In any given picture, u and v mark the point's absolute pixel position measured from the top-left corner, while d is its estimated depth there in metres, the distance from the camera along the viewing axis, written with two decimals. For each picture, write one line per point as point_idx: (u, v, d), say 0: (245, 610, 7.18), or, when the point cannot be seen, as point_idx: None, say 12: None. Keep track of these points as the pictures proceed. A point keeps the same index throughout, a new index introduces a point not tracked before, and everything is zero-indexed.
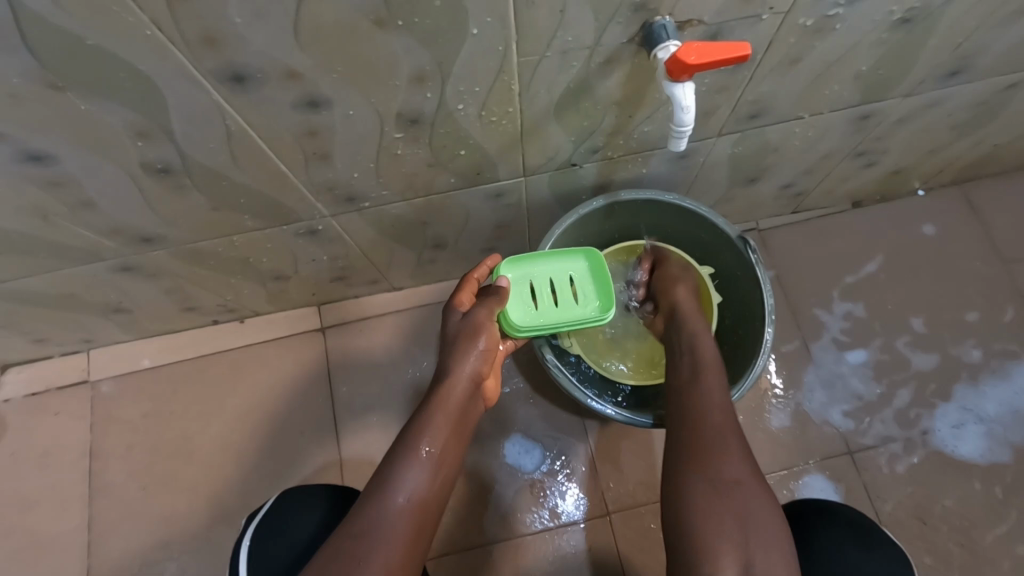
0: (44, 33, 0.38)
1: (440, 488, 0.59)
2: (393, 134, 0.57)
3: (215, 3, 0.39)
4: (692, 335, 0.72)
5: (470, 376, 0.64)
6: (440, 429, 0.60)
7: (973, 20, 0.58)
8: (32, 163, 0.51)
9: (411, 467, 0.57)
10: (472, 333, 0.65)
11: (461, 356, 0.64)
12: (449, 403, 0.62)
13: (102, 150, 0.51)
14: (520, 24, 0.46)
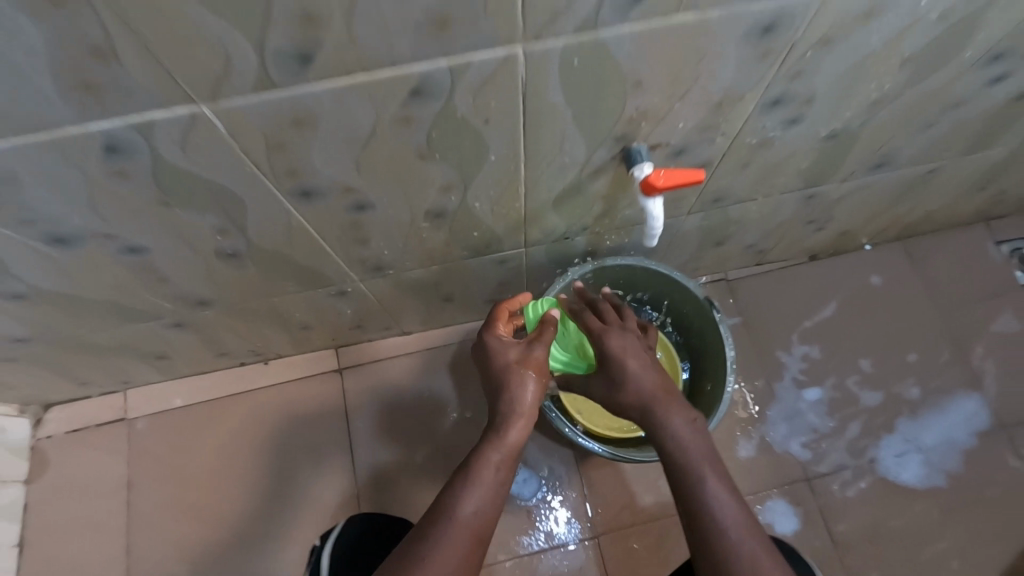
0: (172, 175, 0.50)
1: (498, 509, 0.64)
2: (420, 224, 0.69)
3: (301, 152, 0.51)
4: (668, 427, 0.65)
5: (530, 402, 0.67)
6: (500, 455, 0.65)
7: (888, 132, 0.73)
8: (130, 254, 0.62)
9: (471, 487, 0.63)
10: (529, 367, 0.68)
11: (518, 383, 0.67)
12: (514, 435, 0.66)
13: (188, 242, 0.63)
14: (528, 152, 0.59)
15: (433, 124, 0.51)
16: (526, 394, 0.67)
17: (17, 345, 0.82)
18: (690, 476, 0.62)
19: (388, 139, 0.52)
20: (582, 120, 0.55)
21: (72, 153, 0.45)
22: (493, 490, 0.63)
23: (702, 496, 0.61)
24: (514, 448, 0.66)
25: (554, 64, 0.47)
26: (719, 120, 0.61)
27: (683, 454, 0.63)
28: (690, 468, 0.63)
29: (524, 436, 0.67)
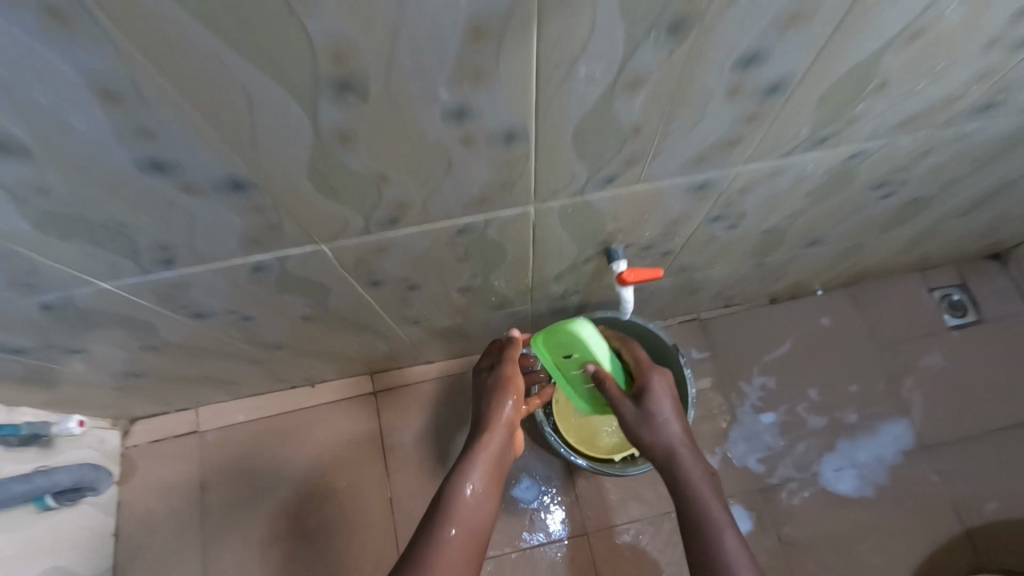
0: (289, 278, 0.72)
1: (490, 512, 0.82)
2: (453, 294, 0.92)
3: (378, 262, 0.73)
4: (686, 467, 0.83)
5: (508, 419, 0.92)
6: (486, 464, 0.86)
7: (812, 227, 0.94)
8: (242, 320, 0.84)
9: (466, 490, 0.81)
10: (504, 393, 0.94)
11: (498, 406, 0.92)
12: (493, 438, 0.89)
13: (284, 312, 0.85)
14: (536, 253, 0.81)
15: (469, 243, 0.74)
16: (504, 413, 0.92)
17: (132, 377, 1.04)
18: (701, 510, 0.79)
19: (437, 253, 0.74)
20: (574, 235, 0.77)
21: (231, 272, 0.67)
22: (480, 493, 0.82)
23: (711, 528, 0.77)
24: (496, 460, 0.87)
25: (553, 212, 0.69)
26: (677, 228, 0.82)
27: (697, 487, 0.81)
28: (696, 503, 0.80)
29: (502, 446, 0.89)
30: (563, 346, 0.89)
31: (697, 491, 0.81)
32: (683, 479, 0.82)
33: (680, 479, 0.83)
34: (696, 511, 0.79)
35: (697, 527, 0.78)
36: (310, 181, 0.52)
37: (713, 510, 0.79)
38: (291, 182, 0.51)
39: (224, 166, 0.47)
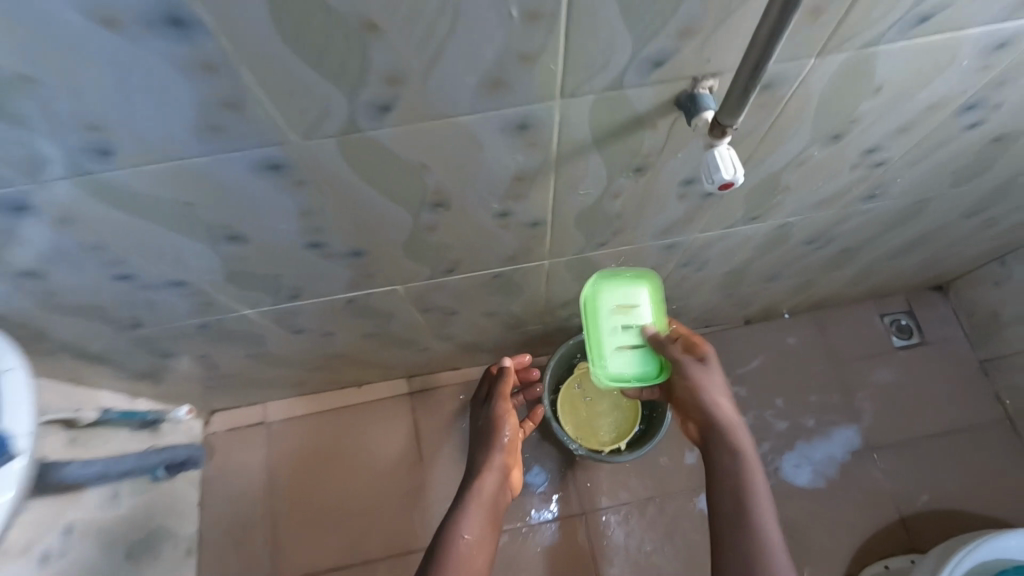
0: (367, 305, 0.98)
1: (487, 541, 1.00)
2: (482, 317, 1.17)
3: (431, 295, 0.99)
4: (731, 428, 0.87)
5: (499, 464, 1.12)
6: (482, 501, 1.04)
7: (765, 269, 1.19)
8: (322, 335, 1.10)
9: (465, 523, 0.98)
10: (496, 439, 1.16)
11: (490, 451, 1.14)
12: (486, 481, 1.08)
13: (353, 328, 1.10)
14: (548, 289, 1.07)
15: (499, 282, 0.99)
16: (495, 459, 1.12)
17: (224, 377, 1.30)
18: (740, 470, 0.83)
19: (475, 288, 1.00)
20: (574, 276, 1.02)
21: (326, 302, 0.93)
22: (478, 524, 0.99)
23: (748, 485, 0.82)
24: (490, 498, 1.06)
25: (559, 262, 0.94)
26: (656, 271, 1.08)
27: (740, 444, 0.85)
28: (739, 463, 0.84)
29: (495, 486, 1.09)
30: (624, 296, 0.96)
31: (740, 451, 0.84)
32: (727, 438, 0.86)
33: (725, 438, 0.87)
34: (738, 470, 0.83)
35: (737, 490, 0.82)
36: (400, 249, 0.78)
37: (752, 471, 0.83)
38: (384, 249, 0.77)
39: (346, 242, 0.73)
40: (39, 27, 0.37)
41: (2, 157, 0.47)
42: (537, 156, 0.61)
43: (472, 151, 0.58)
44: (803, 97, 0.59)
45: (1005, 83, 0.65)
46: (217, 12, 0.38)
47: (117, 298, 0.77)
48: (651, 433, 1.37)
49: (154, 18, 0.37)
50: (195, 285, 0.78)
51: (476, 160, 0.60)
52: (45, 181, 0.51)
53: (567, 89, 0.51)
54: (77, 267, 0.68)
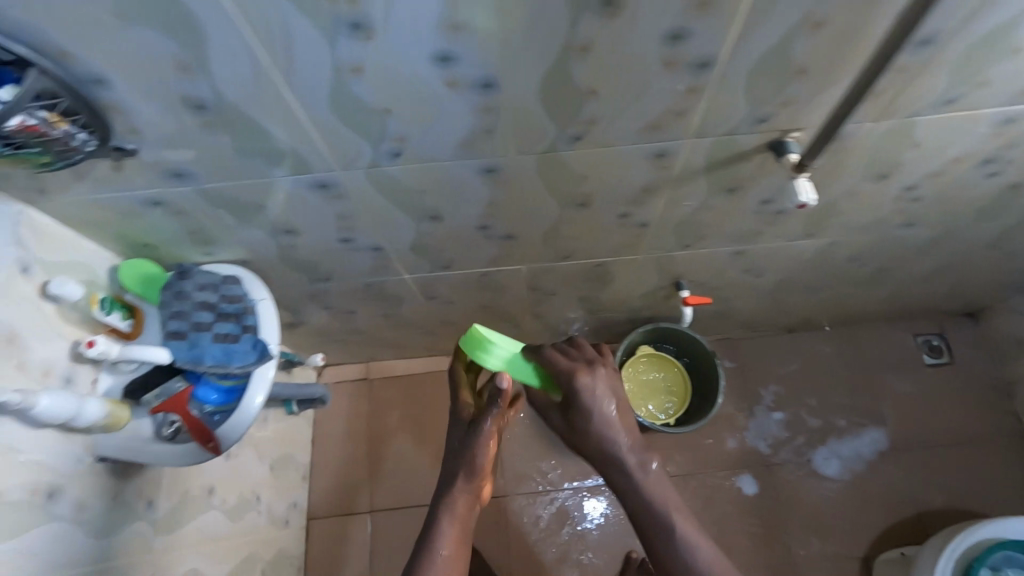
0: (489, 279, 1.23)
1: None
2: (570, 300, 1.41)
3: (541, 276, 1.24)
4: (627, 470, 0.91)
5: (479, 473, 0.99)
6: (452, 520, 0.95)
7: (814, 280, 1.40)
8: (443, 302, 1.35)
9: (440, 541, 0.92)
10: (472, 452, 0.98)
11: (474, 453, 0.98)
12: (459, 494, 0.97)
13: (468, 300, 1.35)
14: (632, 279, 1.30)
15: (597, 270, 1.24)
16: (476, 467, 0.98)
17: (347, 334, 1.57)
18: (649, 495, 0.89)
19: (577, 274, 1.25)
20: (655, 269, 1.26)
21: (464, 274, 1.19)
22: (453, 545, 0.92)
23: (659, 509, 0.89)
24: (466, 509, 0.97)
25: (649, 257, 1.18)
26: (723, 273, 1.30)
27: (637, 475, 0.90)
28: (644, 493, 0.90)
29: (470, 498, 0.98)
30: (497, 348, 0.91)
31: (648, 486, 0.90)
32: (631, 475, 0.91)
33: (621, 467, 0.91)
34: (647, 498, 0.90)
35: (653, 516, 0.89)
36: (537, 235, 1.03)
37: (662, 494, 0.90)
38: (527, 235, 1.02)
39: (503, 226, 0.99)
40: (415, 90, 0.64)
41: (339, 154, 0.75)
42: (663, 174, 0.86)
43: (621, 167, 0.83)
44: (861, 145, 0.82)
45: (1017, 145, 0.87)
46: (514, 80, 0.63)
47: (328, 254, 1.04)
48: (700, 417, 1.54)
49: (478, 81, 0.63)
50: (384, 249, 1.04)
51: (620, 174, 0.85)
52: (348, 168, 0.78)
53: (700, 132, 0.76)
54: (318, 229, 0.95)
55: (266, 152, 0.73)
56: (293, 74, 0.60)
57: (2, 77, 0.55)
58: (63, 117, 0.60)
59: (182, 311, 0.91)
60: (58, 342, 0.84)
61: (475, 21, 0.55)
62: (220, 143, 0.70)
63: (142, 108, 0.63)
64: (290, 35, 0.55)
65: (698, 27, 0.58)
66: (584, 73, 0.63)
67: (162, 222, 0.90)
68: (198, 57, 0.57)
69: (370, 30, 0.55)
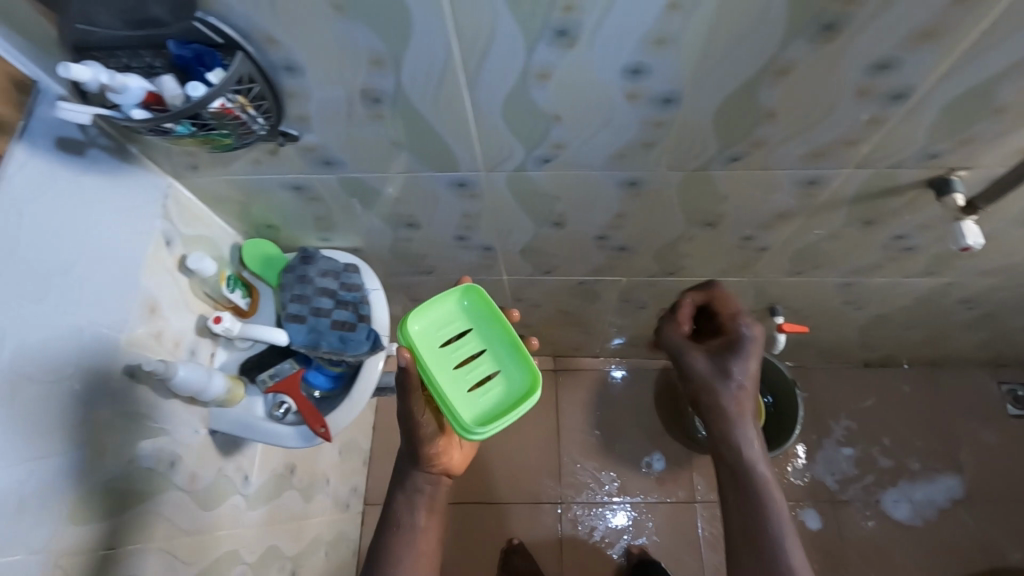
0: (584, 287, 1.22)
1: None
2: (655, 315, 1.39)
3: (637, 288, 1.22)
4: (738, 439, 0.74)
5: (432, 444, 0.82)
6: (415, 502, 0.82)
7: (913, 317, 1.35)
8: (530, 306, 1.35)
9: (404, 525, 0.81)
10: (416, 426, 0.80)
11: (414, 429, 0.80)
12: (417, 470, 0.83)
13: (555, 305, 1.34)
14: (727, 300, 1.27)
15: (695, 288, 1.21)
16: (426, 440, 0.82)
17: None
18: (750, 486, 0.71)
19: (673, 290, 1.22)
20: (754, 293, 1.22)
21: (563, 281, 1.17)
22: (415, 531, 0.80)
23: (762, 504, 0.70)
24: (428, 482, 0.84)
25: (755, 280, 1.15)
26: (823, 302, 1.26)
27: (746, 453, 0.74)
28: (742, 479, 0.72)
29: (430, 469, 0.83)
30: (436, 330, 0.79)
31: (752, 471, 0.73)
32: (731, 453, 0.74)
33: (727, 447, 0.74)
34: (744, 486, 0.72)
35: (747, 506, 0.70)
36: (652, 249, 1.01)
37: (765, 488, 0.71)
38: (642, 248, 1.00)
39: (621, 238, 0.97)
40: (593, 101, 0.63)
41: (491, 156, 0.74)
42: (806, 201, 0.83)
43: (766, 191, 0.81)
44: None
45: None
46: (698, 97, 0.62)
47: (438, 250, 1.04)
48: (772, 447, 1.49)
49: (661, 95, 0.62)
50: (495, 250, 1.04)
51: (762, 197, 0.83)
52: (494, 169, 0.78)
53: (864, 163, 0.73)
54: (438, 225, 0.95)
55: (421, 147, 0.73)
56: (481, 75, 0.60)
57: (210, 58, 0.55)
58: (251, 101, 0.60)
59: (303, 295, 0.92)
60: (188, 315, 0.86)
61: (685, 38, 0.54)
62: (381, 135, 0.70)
63: (321, 97, 0.64)
64: (494, 37, 0.55)
65: (910, 58, 0.56)
66: (772, 96, 0.62)
67: (292, 205, 0.91)
68: (395, 53, 0.57)
69: (575, 37, 0.54)
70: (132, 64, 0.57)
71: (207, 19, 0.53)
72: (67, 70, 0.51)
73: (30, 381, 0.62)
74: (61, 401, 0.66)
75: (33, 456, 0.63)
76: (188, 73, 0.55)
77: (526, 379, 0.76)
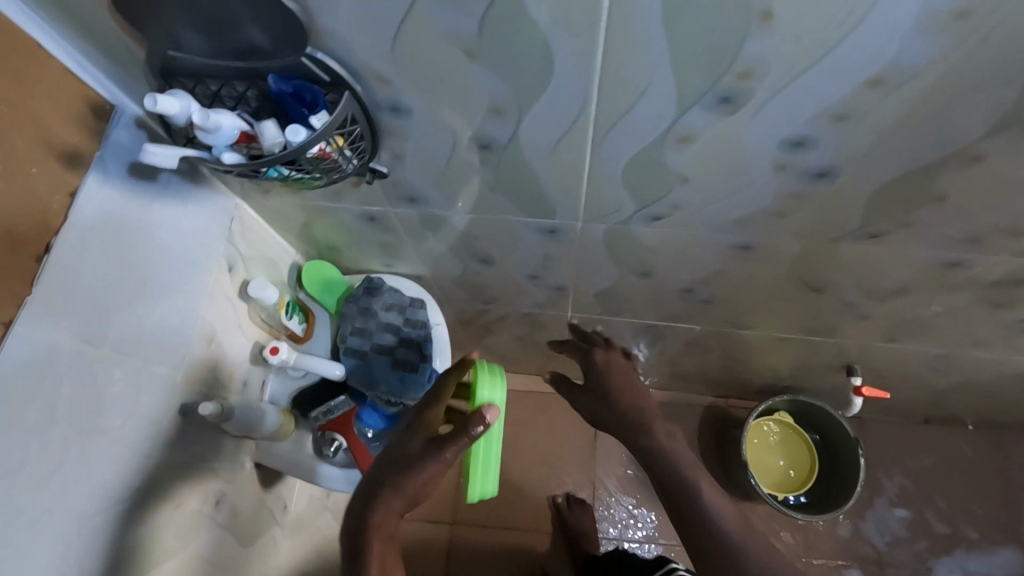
0: (650, 329, 1.14)
1: None
2: (717, 360, 1.30)
3: (707, 336, 1.13)
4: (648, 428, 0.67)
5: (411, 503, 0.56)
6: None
7: (1002, 387, 1.25)
8: (586, 339, 1.26)
9: None
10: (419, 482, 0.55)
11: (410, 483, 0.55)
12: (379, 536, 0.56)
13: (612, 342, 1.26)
14: (802, 355, 1.18)
15: (772, 341, 1.12)
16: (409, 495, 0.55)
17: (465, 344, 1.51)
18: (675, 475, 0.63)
19: (747, 340, 1.13)
20: (835, 351, 1.13)
21: (630, 322, 1.09)
22: None
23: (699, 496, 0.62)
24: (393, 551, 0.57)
25: (842, 340, 1.05)
26: (908, 366, 1.16)
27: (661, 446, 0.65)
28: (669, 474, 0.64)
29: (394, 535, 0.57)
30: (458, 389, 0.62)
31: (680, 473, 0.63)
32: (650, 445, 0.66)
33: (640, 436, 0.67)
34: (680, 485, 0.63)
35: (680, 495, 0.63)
36: (739, 305, 0.93)
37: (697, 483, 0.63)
38: (728, 303, 0.92)
39: (709, 291, 0.88)
40: (736, 168, 0.55)
41: (596, 209, 0.66)
42: (936, 279, 0.74)
43: (896, 266, 0.72)
44: None
45: None
46: (860, 175, 0.53)
47: (506, 284, 0.96)
48: (826, 507, 1.39)
49: (816, 170, 0.53)
50: (567, 290, 0.96)
51: (888, 270, 0.73)
52: (594, 220, 0.69)
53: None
54: (513, 263, 0.87)
55: (519, 196, 0.65)
56: (615, 134, 0.52)
57: (312, 97, 0.48)
58: (349, 142, 0.52)
59: (364, 330, 0.86)
60: (244, 343, 0.80)
61: (871, 116, 0.46)
62: (478, 180, 0.63)
63: (422, 139, 0.56)
64: (642, 98, 0.47)
65: None
66: (946, 182, 0.53)
67: (360, 233, 0.84)
68: (521, 105, 0.49)
69: (740, 106, 0.46)
70: (221, 94, 0.50)
71: (317, 55, 0.46)
72: (156, 102, 0.45)
73: (91, 434, 0.56)
74: (114, 455, 0.59)
75: (94, 514, 0.57)
76: (285, 110, 0.49)
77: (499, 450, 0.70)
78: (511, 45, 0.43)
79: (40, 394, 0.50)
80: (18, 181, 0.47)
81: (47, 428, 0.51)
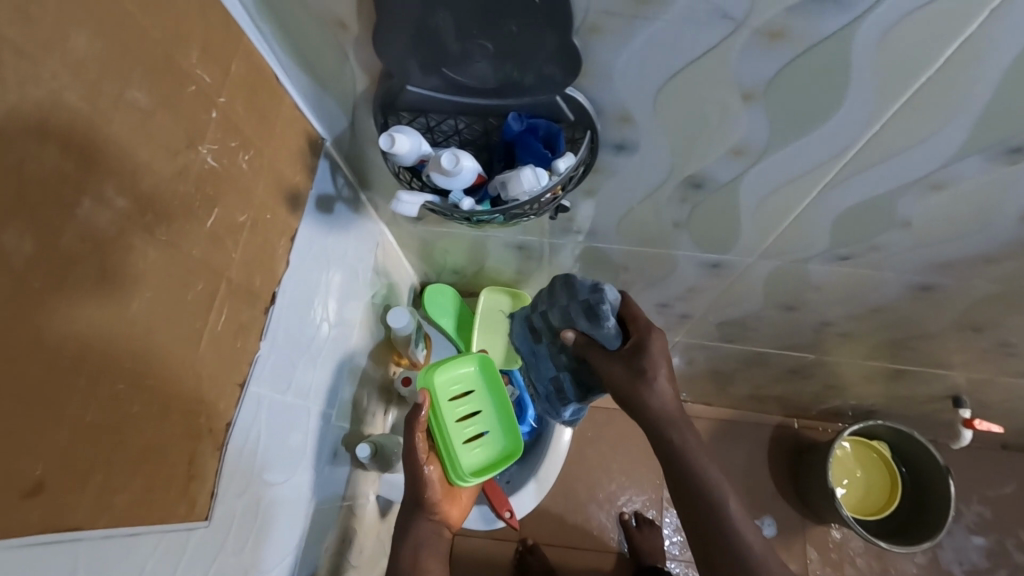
0: (754, 357, 1.09)
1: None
2: (811, 386, 1.24)
3: (814, 364, 1.08)
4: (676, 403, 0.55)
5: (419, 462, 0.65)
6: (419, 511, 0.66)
7: None
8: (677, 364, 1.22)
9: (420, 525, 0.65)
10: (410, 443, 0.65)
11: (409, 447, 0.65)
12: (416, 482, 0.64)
13: (705, 366, 1.21)
14: (910, 385, 1.13)
15: (884, 372, 1.06)
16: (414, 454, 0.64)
17: None
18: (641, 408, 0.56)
19: (856, 370, 1.08)
20: (948, 383, 1.07)
21: (740, 348, 1.03)
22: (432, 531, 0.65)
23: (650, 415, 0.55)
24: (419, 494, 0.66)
25: (964, 373, 1.00)
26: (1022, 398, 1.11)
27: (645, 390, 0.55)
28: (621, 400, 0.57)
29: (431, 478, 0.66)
30: (451, 380, 0.72)
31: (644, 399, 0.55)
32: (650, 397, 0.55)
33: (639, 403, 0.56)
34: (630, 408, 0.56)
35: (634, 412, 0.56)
36: (876, 338, 0.87)
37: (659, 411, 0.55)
38: (864, 335, 0.86)
39: (852, 324, 0.83)
40: (978, 214, 0.50)
41: (782, 245, 0.62)
42: None
43: None
44: None
45: None
46: None
47: None
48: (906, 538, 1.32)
49: None
50: (692, 317, 0.91)
51: None
52: (770, 255, 0.65)
53: None
54: (647, 292, 0.83)
55: (703, 230, 0.61)
56: (857, 179, 0.48)
57: (555, 141, 0.44)
58: (570, 185, 0.49)
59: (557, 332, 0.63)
60: (376, 372, 0.77)
61: None
62: (666, 212, 0.58)
63: (630, 176, 0.52)
64: (918, 144, 0.43)
65: None
66: None
67: (495, 259, 0.79)
68: (771, 147, 0.45)
69: None
70: (444, 131, 0.46)
71: (571, 96, 0.42)
72: (392, 142, 0.42)
73: (282, 486, 0.52)
74: (295, 506, 0.55)
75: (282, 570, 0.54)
76: (514, 151, 0.45)
77: (513, 440, 0.72)
78: (799, 91, 0.39)
79: (252, 451, 0.46)
80: (258, 231, 0.44)
81: (246, 492, 0.46)
